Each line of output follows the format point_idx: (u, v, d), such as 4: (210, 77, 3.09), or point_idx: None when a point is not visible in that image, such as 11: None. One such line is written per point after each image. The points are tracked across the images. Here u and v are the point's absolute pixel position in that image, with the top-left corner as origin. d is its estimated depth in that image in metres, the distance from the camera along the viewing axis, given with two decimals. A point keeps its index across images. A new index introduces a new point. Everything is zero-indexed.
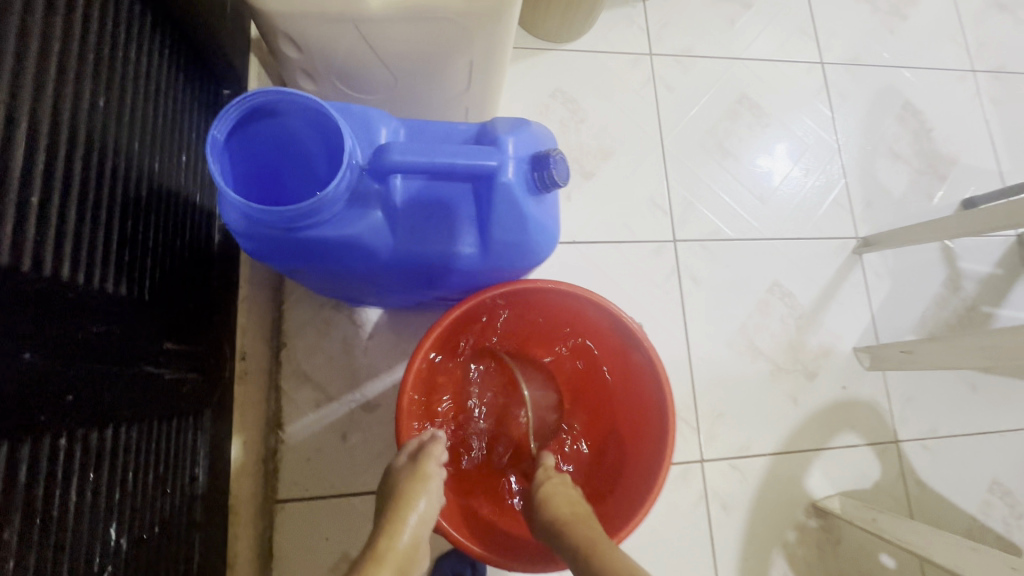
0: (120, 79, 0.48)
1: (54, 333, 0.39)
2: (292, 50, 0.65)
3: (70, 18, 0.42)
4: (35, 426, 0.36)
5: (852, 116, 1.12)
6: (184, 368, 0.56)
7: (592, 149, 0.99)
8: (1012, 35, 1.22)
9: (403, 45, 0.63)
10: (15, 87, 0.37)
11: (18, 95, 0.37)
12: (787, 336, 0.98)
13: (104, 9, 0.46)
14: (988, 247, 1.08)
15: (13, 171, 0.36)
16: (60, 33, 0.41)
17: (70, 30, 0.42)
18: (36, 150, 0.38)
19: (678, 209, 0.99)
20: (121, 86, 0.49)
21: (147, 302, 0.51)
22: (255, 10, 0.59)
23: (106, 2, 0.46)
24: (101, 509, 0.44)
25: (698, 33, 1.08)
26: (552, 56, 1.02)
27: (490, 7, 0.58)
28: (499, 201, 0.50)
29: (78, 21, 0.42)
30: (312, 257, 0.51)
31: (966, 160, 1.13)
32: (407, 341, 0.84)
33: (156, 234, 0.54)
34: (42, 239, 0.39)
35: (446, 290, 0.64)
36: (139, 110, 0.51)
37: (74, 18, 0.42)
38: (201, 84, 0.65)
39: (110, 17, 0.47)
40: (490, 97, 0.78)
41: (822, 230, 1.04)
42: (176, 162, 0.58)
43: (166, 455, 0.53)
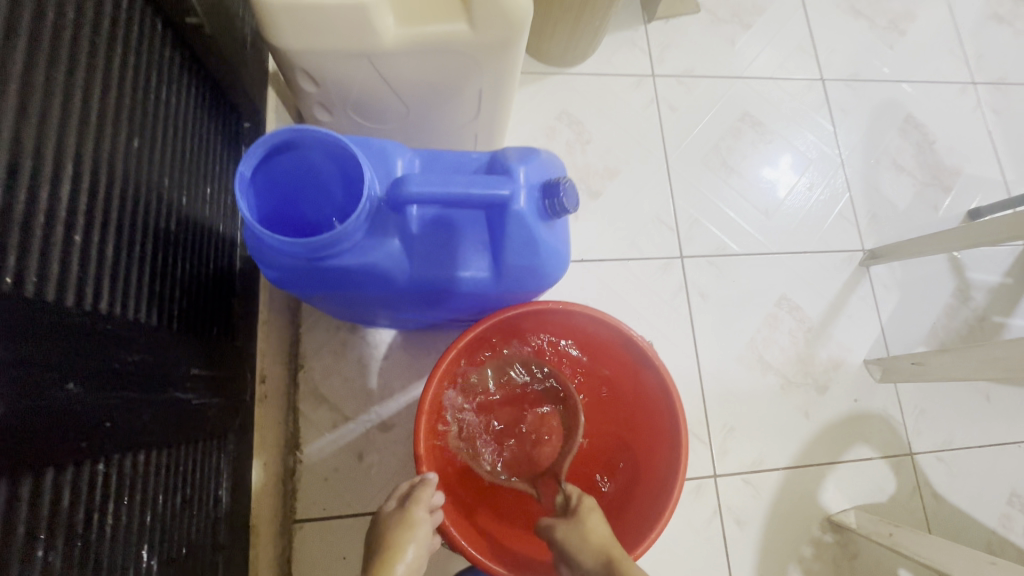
0: (151, 121, 0.52)
1: (95, 363, 0.41)
2: (309, 85, 0.68)
3: (109, 68, 0.45)
4: (79, 452, 0.39)
5: (854, 131, 1.13)
6: (209, 392, 0.58)
7: (598, 169, 1.01)
8: (1011, 47, 1.24)
9: (415, 78, 0.66)
10: (61, 135, 0.40)
11: (63, 143, 0.40)
12: (796, 350, 0.98)
13: (138, 57, 0.49)
14: (995, 257, 1.09)
15: (59, 212, 0.39)
16: (98, 82, 0.44)
17: (108, 79, 0.45)
18: (79, 192, 0.41)
19: (684, 226, 1.01)
20: (152, 127, 0.52)
21: (175, 330, 0.53)
22: (275, 49, 0.61)
23: (139, 51, 0.49)
24: (135, 531, 0.46)
25: (700, 54, 1.11)
26: (557, 80, 1.05)
27: (498, 39, 0.61)
28: (511, 227, 0.52)
29: (115, 71, 0.46)
30: (331, 284, 0.54)
31: (970, 170, 1.14)
32: (420, 361, 0.86)
33: (183, 265, 0.56)
34: (83, 274, 0.41)
35: (460, 312, 0.66)
36: (168, 148, 0.54)
37: (111, 69, 0.45)
38: (224, 119, 0.68)
39: (142, 64, 0.50)
40: (498, 123, 0.80)
41: (828, 244, 1.05)
42: (201, 195, 0.61)
43: (192, 478, 0.55)
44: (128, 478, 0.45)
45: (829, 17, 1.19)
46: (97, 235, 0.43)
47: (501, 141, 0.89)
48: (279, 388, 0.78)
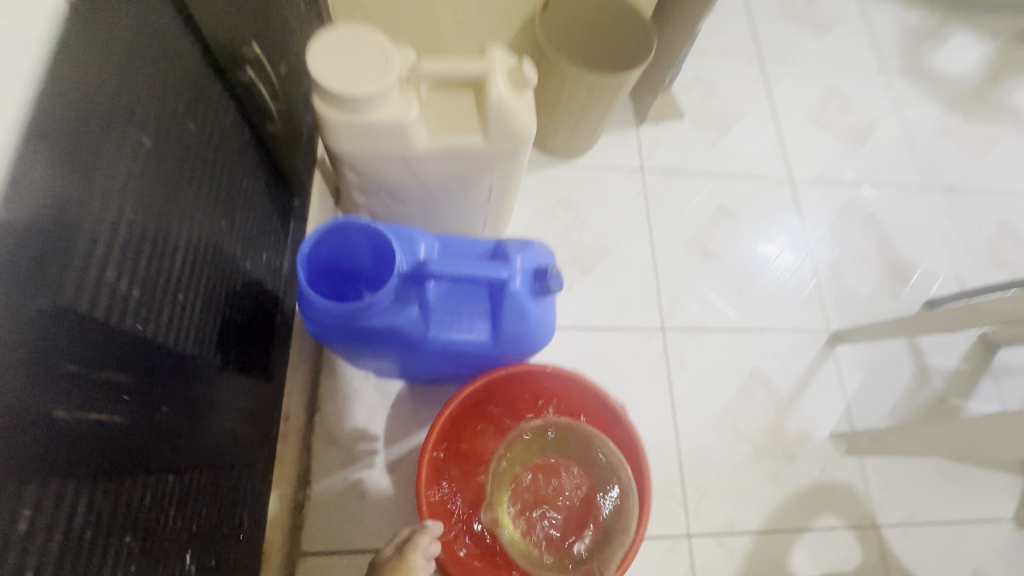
0: (233, 204, 0.66)
1: (180, 393, 0.52)
2: (352, 175, 0.83)
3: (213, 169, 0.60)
4: (162, 463, 0.49)
5: (820, 225, 1.28)
6: (247, 425, 0.68)
7: (591, 248, 1.16)
8: (959, 159, 1.42)
9: (438, 174, 0.81)
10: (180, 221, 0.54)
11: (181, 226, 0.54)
12: (767, 420, 1.07)
13: (231, 158, 0.64)
14: (952, 344, 1.19)
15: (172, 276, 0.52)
16: (206, 179, 0.58)
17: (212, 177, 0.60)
18: (185, 261, 0.55)
19: (666, 302, 1.14)
20: (233, 209, 0.66)
21: (230, 370, 0.65)
22: (329, 149, 0.77)
23: (233, 154, 0.65)
24: (183, 541, 0.54)
25: (683, 154, 1.28)
26: (559, 170, 1.22)
27: (507, 148, 0.77)
28: (509, 303, 0.65)
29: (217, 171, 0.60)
30: (359, 340, 0.66)
31: (926, 265, 1.28)
32: (423, 411, 0.96)
33: (240, 317, 0.69)
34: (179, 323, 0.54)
35: (462, 368, 0.78)
36: (241, 224, 0.69)
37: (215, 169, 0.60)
38: (281, 198, 0.84)
39: (233, 163, 0.65)
40: (504, 209, 0.96)
41: (797, 324, 1.17)
42: (258, 260, 0.75)
43: (227, 500, 0.64)
44: (184, 492, 0.54)
45: (797, 128, 1.37)
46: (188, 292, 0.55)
47: (507, 223, 1.03)
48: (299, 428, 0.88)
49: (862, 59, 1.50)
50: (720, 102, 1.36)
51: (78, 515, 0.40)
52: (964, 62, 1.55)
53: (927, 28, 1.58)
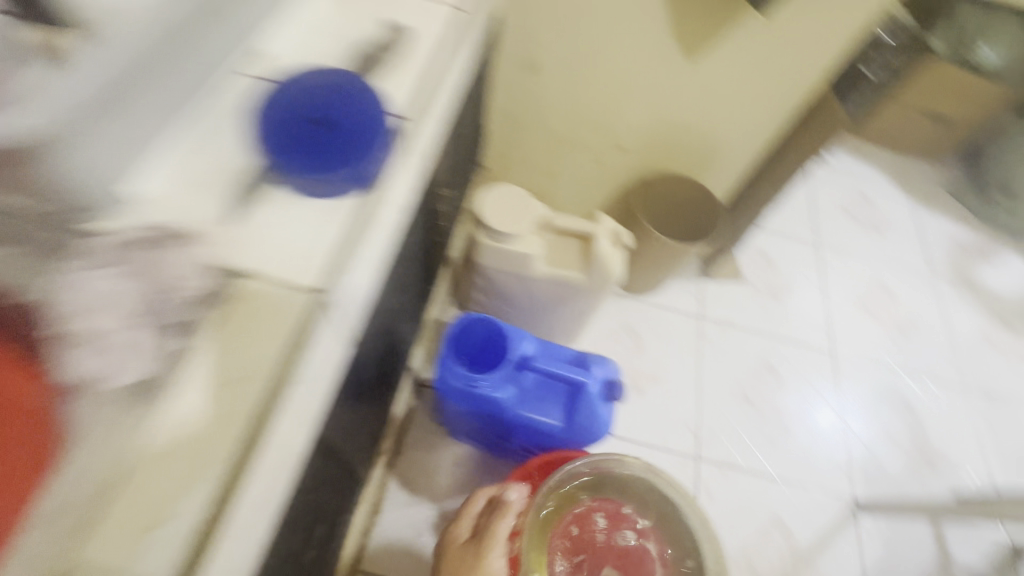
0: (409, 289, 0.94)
1: (359, 412, 0.76)
2: (479, 280, 1.11)
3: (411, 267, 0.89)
4: (340, 456, 0.72)
5: (857, 400, 1.42)
6: (367, 449, 0.91)
7: (646, 373, 1.36)
8: (1001, 371, 1.54)
9: (544, 292, 1.07)
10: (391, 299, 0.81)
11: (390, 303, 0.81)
12: (784, 569, 1.16)
13: (417, 258, 0.94)
14: (979, 543, 1.25)
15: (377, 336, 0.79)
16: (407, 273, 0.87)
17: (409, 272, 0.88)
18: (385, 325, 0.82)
19: (705, 435, 1.29)
20: (408, 292, 0.95)
21: (374, 405, 0.89)
22: (473, 260, 1.06)
23: (419, 255, 0.94)
24: (324, 523, 0.74)
25: (739, 312, 1.50)
26: (630, 302, 1.46)
27: (600, 285, 1.03)
28: (584, 402, 0.87)
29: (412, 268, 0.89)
30: (469, 407, 0.89)
31: (960, 461, 1.37)
32: (483, 477, 1.14)
33: (387, 367, 0.94)
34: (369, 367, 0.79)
35: (532, 446, 0.98)
36: (407, 302, 0.97)
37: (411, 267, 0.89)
38: (424, 285, 1.13)
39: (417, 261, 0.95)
40: (584, 325, 1.20)
41: (825, 486, 1.27)
42: (404, 328, 1.02)
43: (344, 502, 0.85)
44: (335, 483, 0.75)
45: (845, 309, 1.56)
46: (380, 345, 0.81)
47: (581, 337, 1.27)
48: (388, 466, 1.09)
49: (913, 263, 1.70)
50: (778, 274, 1.59)
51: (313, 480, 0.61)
52: (1011, 282, 1.72)
53: (976, 246, 1.78)
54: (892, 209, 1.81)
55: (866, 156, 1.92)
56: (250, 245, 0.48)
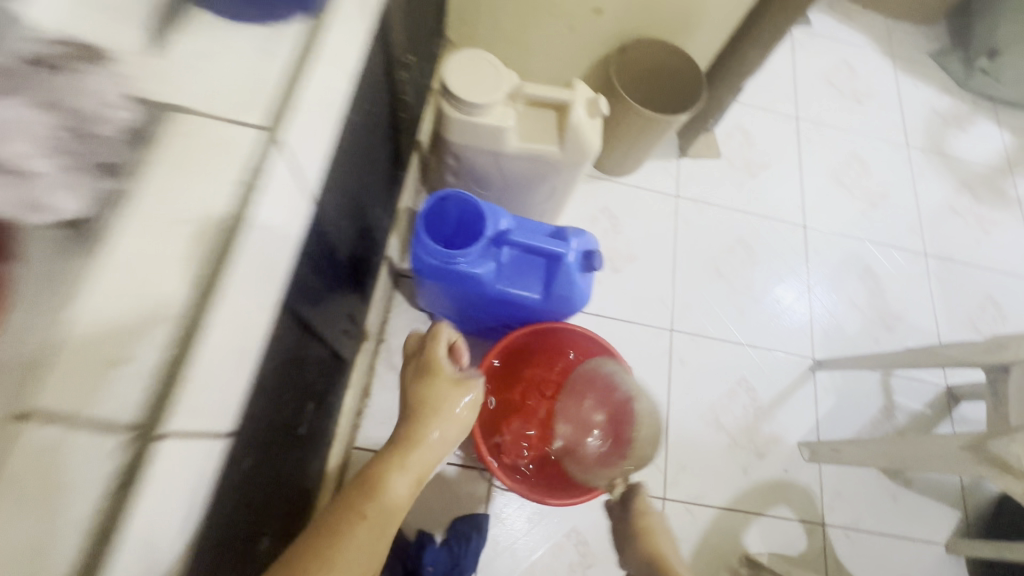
0: (375, 154, 0.87)
1: (333, 292, 0.76)
2: (451, 160, 1.06)
3: (366, 151, 0.80)
4: (317, 334, 0.72)
5: (823, 269, 1.47)
6: (348, 332, 0.92)
7: (623, 253, 1.36)
8: (960, 235, 1.60)
9: (518, 170, 1.04)
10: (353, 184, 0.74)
11: (351, 195, 0.75)
12: (746, 421, 1.27)
13: (379, 124, 0.84)
14: (920, 389, 1.38)
15: (337, 255, 0.73)
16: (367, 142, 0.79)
17: (367, 153, 0.81)
18: (348, 220, 0.76)
19: (679, 309, 1.34)
20: (374, 158, 0.86)
21: (350, 284, 0.88)
22: (443, 137, 1.00)
23: (382, 127, 0.86)
24: (319, 383, 0.78)
25: (715, 188, 1.49)
26: (605, 185, 1.42)
27: (576, 159, 0.99)
28: (561, 272, 0.87)
29: (368, 154, 0.81)
30: (447, 284, 0.89)
31: (911, 319, 1.46)
32: (467, 359, 1.17)
33: (362, 249, 0.92)
34: (339, 241, 0.74)
35: (508, 321, 1.00)
36: (374, 171, 0.89)
37: (366, 157, 0.81)
38: (393, 169, 1.07)
39: (380, 129, 0.85)
40: (558, 207, 1.18)
41: (787, 347, 1.36)
42: (376, 213, 0.98)
43: (332, 381, 0.87)
44: (320, 358, 0.77)
45: (819, 181, 1.57)
46: (348, 223, 0.76)
47: (559, 220, 1.26)
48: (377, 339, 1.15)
49: (889, 133, 1.70)
50: (756, 151, 1.56)
51: (297, 336, 0.62)
52: (982, 151, 1.74)
53: (954, 114, 1.78)
54: (874, 79, 1.77)
55: (852, 21, 1.85)
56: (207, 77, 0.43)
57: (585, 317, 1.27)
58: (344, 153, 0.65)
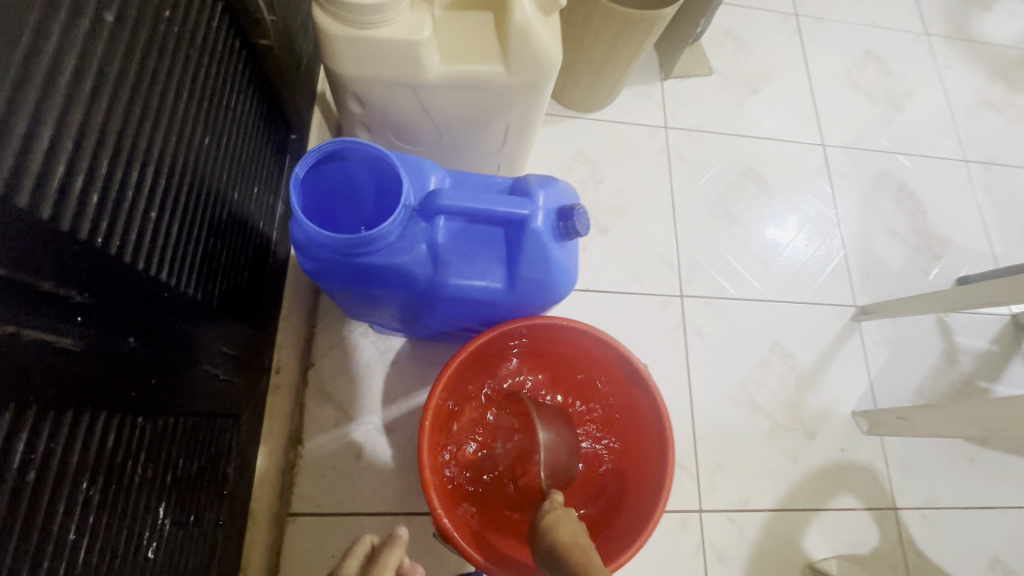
0: (214, 98, 0.55)
1: (155, 327, 0.46)
2: (355, 107, 0.74)
3: (182, 89, 0.49)
4: (125, 404, 0.42)
5: (850, 194, 1.20)
6: (231, 373, 0.63)
7: (609, 207, 1.07)
8: (1001, 132, 1.34)
9: (451, 107, 0.73)
10: (145, 142, 0.43)
11: (151, 162, 0.44)
12: (787, 395, 1.01)
13: (206, 46, 0.52)
14: (983, 324, 1.14)
15: (142, 265, 0.43)
16: (175, 73, 0.47)
17: (184, 92, 0.49)
18: (155, 204, 0.45)
19: (686, 267, 1.06)
20: (211, 104, 0.55)
21: (215, 307, 0.58)
22: (333, 72, 0.68)
23: (214, 51, 0.54)
24: (163, 468, 0.50)
25: (710, 112, 1.20)
26: (575, 124, 1.12)
27: (530, 79, 0.69)
28: (527, 242, 0.58)
29: (188, 93, 0.50)
30: (363, 283, 0.60)
31: (961, 241, 1.20)
32: (426, 373, 0.89)
33: (230, 250, 0.62)
34: (142, 240, 0.43)
35: (465, 322, 0.71)
36: (221, 127, 0.57)
37: (185, 99, 0.49)
38: (276, 129, 0.75)
39: (209, 55, 0.53)
40: (519, 157, 0.88)
41: (822, 296, 1.10)
42: (251, 195, 0.68)
43: (209, 452, 0.58)
44: (156, 435, 0.48)
45: (833, 89, 1.29)
46: (159, 211, 0.46)
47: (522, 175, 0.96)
48: (302, 364, 0.86)
49: (904, 21, 1.41)
50: (753, 60, 1.26)
51: (8, 427, 0.32)
52: (1013, 31, 1.46)
53: None
54: None
55: None
56: None
57: (571, 295, 0.99)
58: (71, 75, 0.34)
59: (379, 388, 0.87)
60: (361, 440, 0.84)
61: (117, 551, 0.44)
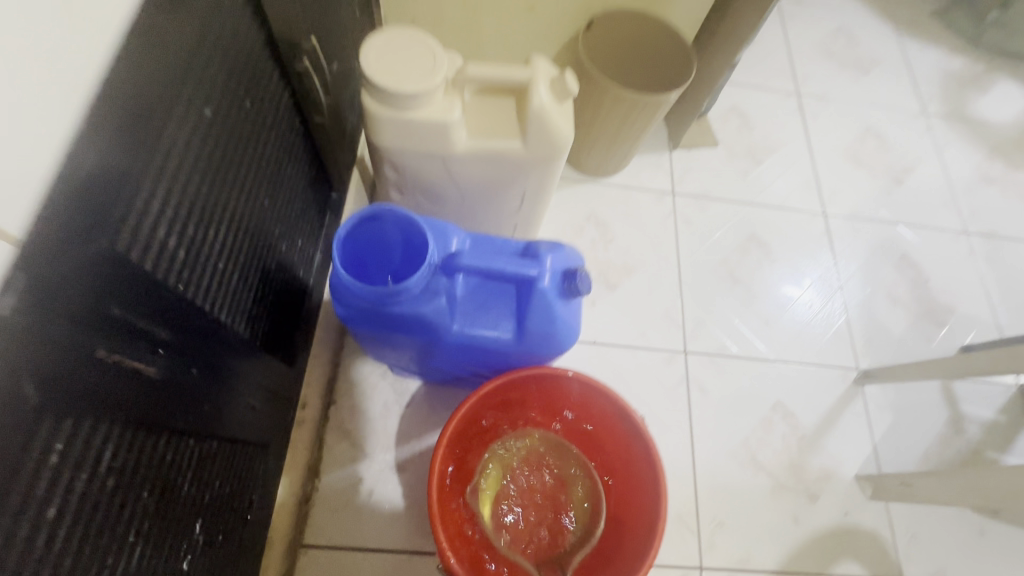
0: (275, 168, 0.65)
1: (211, 361, 0.53)
2: (391, 173, 0.85)
3: (251, 161, 0.58)
4: (181, 426, 0.49)
5: (852, 261, 1.25)
6: (265, 406, 0.70)
7: (618, 266, 1.15)
8: (1001, 206, 1.39)
9: (474, 176, 0.83)
10: (219, 206, 0.52)
11: (222, 222, 0.53)
12: (788, 455, 1.03)
13: (272, 127, 0.63)
14: (989, 393, 1.15)
15: (207, 306, 0.51)
16: (247, 150, 0.57)
17: (252, 164, 0.59)
18: (222, 256, 0.54)
19: (690, 325, 1.11)
20: (272, 172, 0.65)
21: (257, 345, 0.66)
22: (374, 144, 0.79)
23: (278, 130, 0.65)
24: (203, 487, 0.56)
25: (715, 181, 1.28)
26: (588, 188, 1.22)
27: (545, 155, 0.79)
28: (536, 301, 0.66)
29: (255, 164, 0.59)
30: (387, 330, 0.67)
31: (964, 309, 1.23)
32: (438, 415, 0.94)
33: (274, 295, 0.70)
34: (209, 286, 0.52)
35: (477, 369, 0.78)
36: (278, 191, 0.67)
37: (253, 170, 0.59)
38: (321, 189, 0.86)
39: (274, 133, 0.64)
40: (533, 219, 0.97)
41: (825, 358, 1.14)
42: (295, 247, 0.77)
43: (240, 477, 0.64)
44: (201, 456, 0.54)
45: (834, 163, 1.37)
46: (224, 262, 0.55)
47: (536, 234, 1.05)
48: (324, 401, 0.92)
49: (902, 101, 1.51)
50: (756, 133, 1.36)
51: (100, 437, 0.40)
52: (1009, 112, 1.54)
53: (970, 75, 1.59)
54: (876, 47, 1.59)
55: None
56: None
57: (579, 347, 1.05)
58: (176, 157, 0.44)
59: (394, 427, 0.93)
60: (374, 477, 0.89)
61: (159, 560, 0.49)
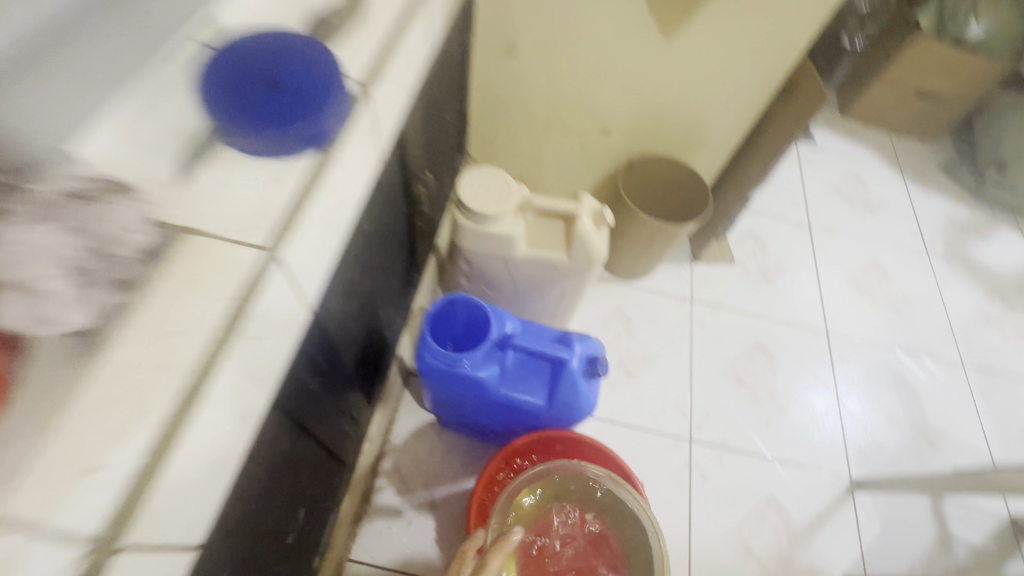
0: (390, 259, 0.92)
1: (336, 391, 0.76)
2: (465, 264, 1.10)
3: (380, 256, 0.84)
4: (314, 434, 0.71)
5: (851, 377, 1.40)
6: (351, 432, 0.91)
7: (637, 357, 1.34)
8: (998, 346, 1.52)
9: (528, 275, 1.07)
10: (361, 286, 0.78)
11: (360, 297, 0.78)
12: (778, 548, 1.14)
13: (395, 232, 0.90)
14: (978, 519, 1.23)
15: (343, 352, 0.75)
16: (381, 249, 0.83)
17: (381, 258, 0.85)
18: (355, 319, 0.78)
19: (697, 416, 1.28)
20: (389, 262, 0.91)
21: (357, 385, 0.88)
22: (457, 244, 1.05)
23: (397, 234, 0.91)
24: (311, 484, 0.76)
25: (729, 293, 1.49)
26: (618, 288, 1.44)
27: (584, 266, 1.03)
28: (566, 377, 0.86)
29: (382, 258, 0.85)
30: (451, 387, 0.88)
31: (955, 436, 1.36)
32: (473, 464, 1.13)
33: (371, 348, 0.94)
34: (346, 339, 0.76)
35: (514, 427, 0.97)
36: (389, 274, 0.93)
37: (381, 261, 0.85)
38: (410, 271, 1.12)
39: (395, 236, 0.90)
40: (569, 310, 1.20)
41: (820, 463, 1.26)
42: (388, 313, 1.01)
43: (329, 484, 0.84)
44: (316, 460, 0.76)
45: (840, 289, 1.56)
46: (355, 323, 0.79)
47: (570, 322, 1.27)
48: (383, 438, 1.13)
49: (907, 241, 1.70)
50: (770, 256, 1.58)
51: None
52: (1010, 261, 1.71)
53: (973, 224, 1.78)
54: (884, 191, 1.82)
55: (855, 136, 1.94)
56: (207, 204, 0.40)
57: (597, 423, 1.23)
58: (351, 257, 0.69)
59: (435, 469, 1.11)
60: (415, 509, 1.07)
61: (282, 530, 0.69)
